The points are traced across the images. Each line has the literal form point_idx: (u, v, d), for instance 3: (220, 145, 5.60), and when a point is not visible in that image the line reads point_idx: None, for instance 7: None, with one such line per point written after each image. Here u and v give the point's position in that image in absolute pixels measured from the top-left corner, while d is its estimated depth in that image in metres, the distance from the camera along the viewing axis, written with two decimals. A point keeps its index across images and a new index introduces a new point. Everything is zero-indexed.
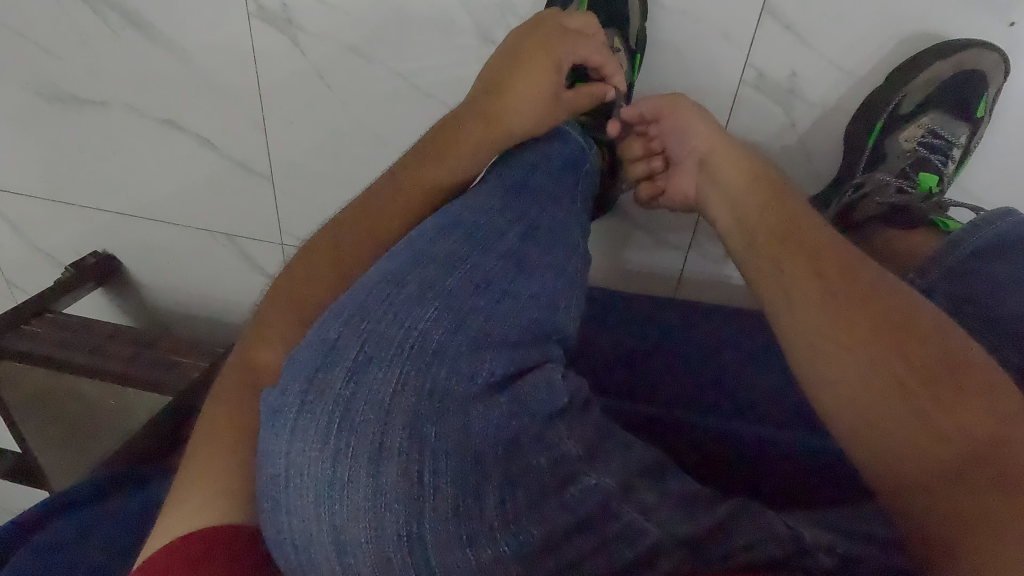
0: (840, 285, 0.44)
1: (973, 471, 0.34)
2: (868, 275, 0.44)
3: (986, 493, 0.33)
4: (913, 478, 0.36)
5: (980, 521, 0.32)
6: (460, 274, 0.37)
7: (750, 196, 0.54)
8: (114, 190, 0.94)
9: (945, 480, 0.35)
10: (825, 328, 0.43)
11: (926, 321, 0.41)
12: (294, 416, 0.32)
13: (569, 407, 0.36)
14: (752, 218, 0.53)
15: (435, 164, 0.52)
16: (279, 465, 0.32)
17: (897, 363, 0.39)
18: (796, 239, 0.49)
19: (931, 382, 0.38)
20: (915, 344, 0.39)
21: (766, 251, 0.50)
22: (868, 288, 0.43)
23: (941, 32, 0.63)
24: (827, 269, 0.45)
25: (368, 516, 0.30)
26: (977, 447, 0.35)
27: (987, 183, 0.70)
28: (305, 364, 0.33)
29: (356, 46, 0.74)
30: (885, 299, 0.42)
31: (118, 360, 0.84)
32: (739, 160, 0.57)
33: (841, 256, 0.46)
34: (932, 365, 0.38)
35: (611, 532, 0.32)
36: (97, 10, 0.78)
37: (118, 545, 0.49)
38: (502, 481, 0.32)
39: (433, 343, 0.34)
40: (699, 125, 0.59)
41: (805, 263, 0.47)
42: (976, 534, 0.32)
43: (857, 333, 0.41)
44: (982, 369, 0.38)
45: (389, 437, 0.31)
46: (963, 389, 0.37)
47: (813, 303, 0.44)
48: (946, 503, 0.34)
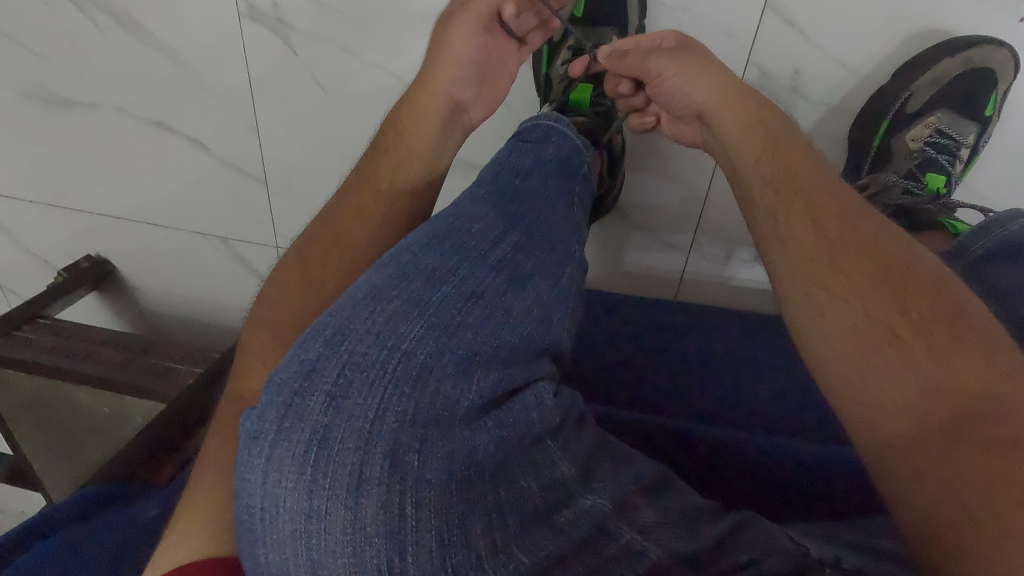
0: (836, 234, 0.44)
1: (964, 431, 0.34)
2: (873, 231, 0.44)
3: (976, 450, 0.33)
4: (898, 426, 0.36)
5: (969, 480, 0.32)
6: (449, 288, 0.36)
7: (758, 152, 0.51)
8: (106, 193, 0.93)
9: (931, 430, 0.35)
10: (819, 275, 0.43)
11: (926, 274, 0.41)
12: (270, 443, 0.30)
13: (561, 427, 0.35)
14: (757, 175, 0.50)
15: (396, 164, 0.55)
16: (254, 495, 0.31)
17: (891, 312, 0.39)
18: (803, 192, 0.47)
19: (926, 332, 0.38)
20: (912, 296, 0.39)
21: (768, 210, 0.48)
22: (868, 236, 0.43)
23: (950, 29, 0.61)
24: (825, 217, 0.45)
25: (347, 550, 0.29)
26: (969, 398, 0.35)
27: (997, 184, 0.68)
28: (283, 387, 0.32)
29: (349, 45, 0.73)
30: (885, 250, 0.42)
31: (110, 366, 0.82)
32: (745, 108, 0.52)
33: (842, 204, 0.46)
34: (928, 316, 0.38)
35: (607, 555, 0.32)
36: (85, 11, 0.77)
37: (107, 561, 0.46)
38: (488, 506, 0.31)
39: (416, 363, 0.33)
40: (700, 82, 0.54)
41: (809, 214, 0.46)
42: (962, 489, 0.32)
43: (851, 282, 0.41)
44: (982, 325, 0.38)
45: (369, 466, 0.30)
46: (958, 342, 0.37)
47: (808, 252, 0.44)
48: (929, 452, 0.34)
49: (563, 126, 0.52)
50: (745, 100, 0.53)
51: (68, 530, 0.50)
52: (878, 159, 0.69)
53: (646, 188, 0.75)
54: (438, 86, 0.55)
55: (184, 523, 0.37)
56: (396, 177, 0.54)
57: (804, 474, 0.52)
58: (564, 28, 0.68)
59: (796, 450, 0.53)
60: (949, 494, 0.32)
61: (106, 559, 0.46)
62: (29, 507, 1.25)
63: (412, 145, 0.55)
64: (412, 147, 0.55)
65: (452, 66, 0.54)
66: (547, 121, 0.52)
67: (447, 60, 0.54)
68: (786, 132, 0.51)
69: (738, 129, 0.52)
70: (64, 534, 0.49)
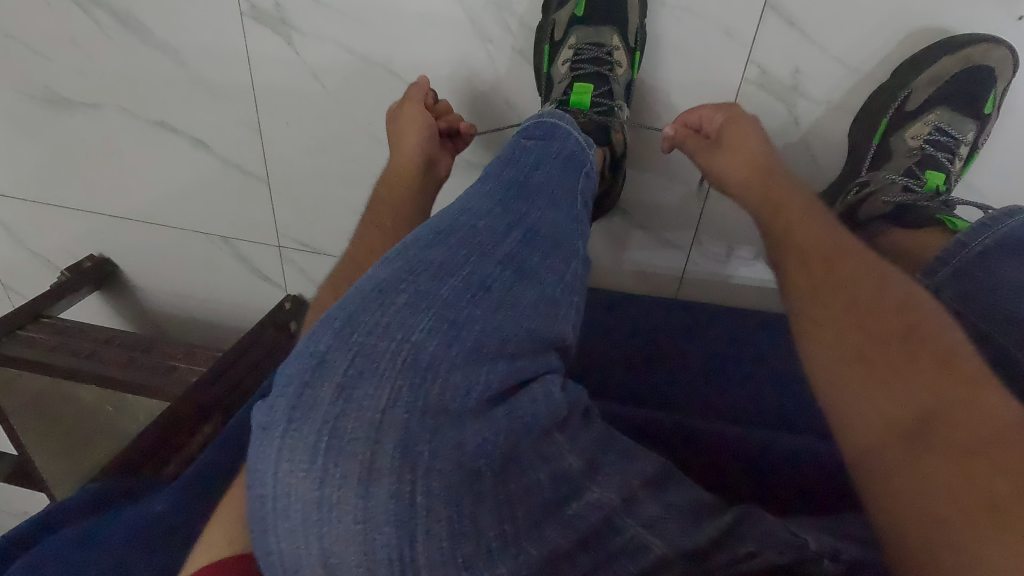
0: (819, 274, 0.46)
1: (922, 436, 0.34)
2: (852, 261, 0.46)
3: (938, 455, 0.33)
4: (867, 436, 0.37)
5: (924, 480, 0.33)
6: (456, 282, 0.36)
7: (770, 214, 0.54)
8: (109, 194, 0.93)
9: (895, 437, 0.35)
10: (805, 308, 0.45)
11: (894, 299, 0.42)
12: (281, 434, 0.31)
13: (569, 419, 0.36)
14: (768, 228, 0.53)
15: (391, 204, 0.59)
16: (267, 485, 0.31)
17: (857, 334, 0.41)
18: (800, 237, 0.50)
19: (891, 349, 0.39)
20: (877, 319, 0.41)
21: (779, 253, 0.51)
22: (846, 271, 0.45)
23: (949, 27, 0.62)
24: (811, 259, 0.48)
25: (359, 539, 0.30)
26: (930, 404, 0.35)
27: (995, 180, 0.69)
28: (293, 378, 0.32)
29: (352, 46, 0.73)
30: (858, 281, 0.44)
31: (115, 364, 0.83)
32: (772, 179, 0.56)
33: (832, 246, 0.48)
34: (892, 336, 0.40)
35: (613, 549, 0.33)
36: (88, 12, 0.77)
37: (118, 556, 0.47)
38: (497, 497, 0.31)
39: (425, 357, 0.33)
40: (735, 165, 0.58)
41: (800, 252, 0.49)
42: (927, 492, 0.32)
43: (829, 311, 0.43)
44: (947, 342, 0.39)
45: (379, 456, 0.30)
46: (921, 357, 0.38)
47: (798, 290, 0.46)
48: (893, 457, 0.35)
49: (565, 123, 0.53)
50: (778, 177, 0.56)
51: (78, 525, 0.51)
52: (877, 158, 0.68)
53: (647, 186, 0.76)
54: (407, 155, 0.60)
55: (209, 527, 0.37)
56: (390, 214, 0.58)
57: (806, 470, 0.52)
58: (563, 29, 0.70)
59: (798, 446, 0.53)
60: (916, 496, 0.33)
61: (116, 554, 0.47)
62: (32, 507, 1.25)
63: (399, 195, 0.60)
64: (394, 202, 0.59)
65: (415, 134, 0.60)
66: (548, 119, 0.52)
67: (409, 131, 0.60)
68: (792, 192, 0.55)
69: None
70: (75, 529, 0.50)
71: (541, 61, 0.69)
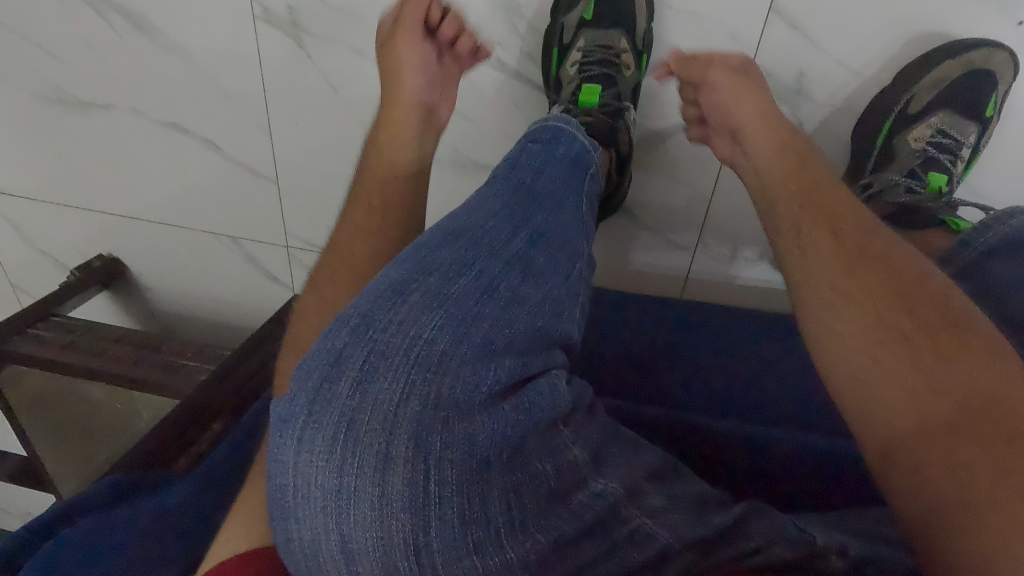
0: (851, 246, 0.45)
1: (968, 427, 0.35)
2: (884, 240, 0.45)
3: (981, 448, 0.34)
4: (904, 422, 0.37)
5: (971, 473, 0.33)
6: (466, 280, 0.37)
7: (779, 164, 0.53)
8: (119, 194, 0.94)
9: (941, 424, 0.36)
10: (836, 280, 0.44)
11: (934, 286, 0.42)
12: (301, 426, 0.32)
13: (573, 412, 0.36)
14: (785, 185, 0.52)
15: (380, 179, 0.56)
16: (287, 474, 0.32)
17: (902, 316, 0.41)
18: (823, 203, 0.49)
19: (933, 336, 0.39)
20: (921, 304, 0.41)
21: (784, 212, 0.50)
22: (881, 249, 0.45)
23: (950, 31, 0.63)
24: (842, 229, 0.47)
25: (376, 525, 0.31)
26: (972, 397, 0.36)
27: (997, 183, 0.69)
28: (311, 373, 0.33)
29: (361, 48, 0.74)
30: (893, 262, 0.44)
31: (124, 362, 0.83)
32: (774, 128, 0.55)
33: (862, 221, 0.47)
34: (933, 323, 0.40)
35: (620, 537, 0.33)
36: (102, 14, 0.78)
37: (133, 548, 0.47)
38: (505, 487, 0.32)
39: (437, 352, 0.34)
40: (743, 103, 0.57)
41: (827, 219, 0.48)
42: (974, 482, 0.33)
43: (864, 286, 0.43)
44: (984, 335, 0.39)
45: (394, 446, 0.31)
46: (964, 346, 0.38)
47: (828, 257, 0.45)
48: (933, 446, 0.35)
49: (570, 123, 0.53)
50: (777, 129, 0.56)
51: (92, 518, 0.51)
52: (880, 161, 0.70)
53: (652, 188, 0.77)
54: (404, 96, 0.58)
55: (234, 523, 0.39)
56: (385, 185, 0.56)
57: (810, 468, 0.52)
58: (573, 33, 0.71)
59: (800, 443, 0.54)
60: (955, 485, 0.33)
61: (132, 546, 0.47)
62: (37, 506, 1.26)
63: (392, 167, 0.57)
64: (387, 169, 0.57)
65: (413, 72, 0.58)
66: (554, 121, 0.53)
67: (406, 72, 0.58)
68: (811, 160, 0.53)
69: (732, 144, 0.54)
70: (88, 522, 0.50)
71: (551, 63, 0.70)
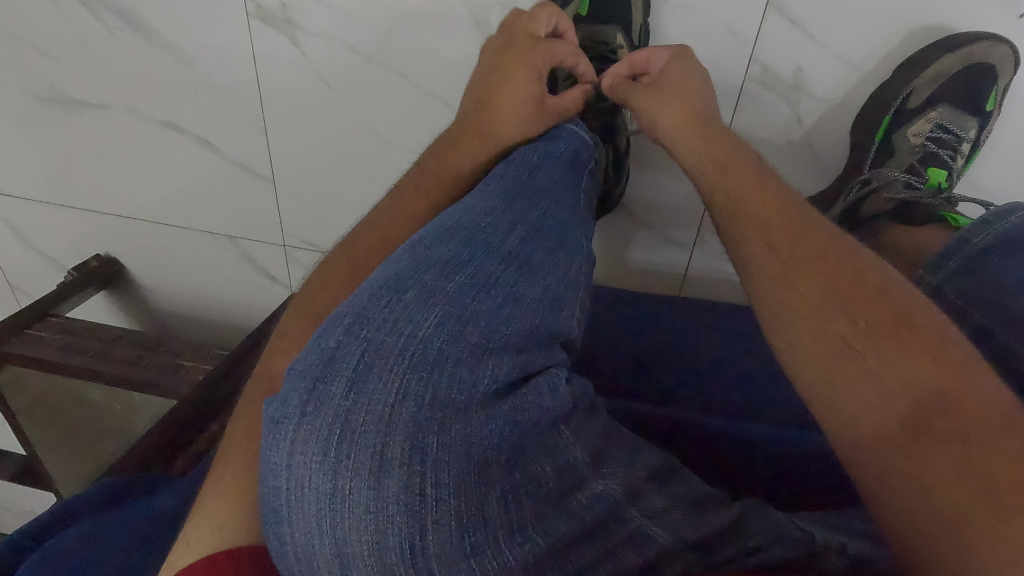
0: (789, 253, 0.45)
1: (922, 431, 0.35)
2: (823, 237, 0.45)
3: (935, 447, 0.34)
4: (863, 432, 0.37)
5: (928, 478, 0.33)
6: (463, 277, 0.37)
7: (701, 162, 0.55)
8: (115, 193, 0.94)
9: (891, 437, 0.35)
10: (783, 291, 0.44)
11: (875, 280, 0.42)
12: (294, 428, 0.31)
13: (573, 412, 0.36)
14: (718, 195, 0.52)
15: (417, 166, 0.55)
16: (281, 477, 0.31)
17: (843, 321, 0.40)
18: (754, 200, 0.49)
19: (878, 338, 0.39)
20: (866, 303, 0.40)
21: (722, 210, 0.51)
22: (818, 249, 0.45)
23: (951, 24, 0.62)
24: (776, 236, 0.47)
25: (370, 529, 0.30)
26: (924, 398, 0.35)
27: (998, 178, 0.69)
28: (304, 374, 0.33)
29: (357, 45, 0.74)
30: (834, 260, 0.43)
31: (121, 363, 0.83)
32: (705, 125, 0.56)
33: (801, 218, 0.47)
34: (877, 320, 0.39)
35: (618, 538, 0.33)
36: (95, 13, 0.78)
37: (128, 552, 0.47)
38: (505, 488, 0.32)
39: (433, 350, 0.33)
40: (669, 107, 0.57)
41: (757, 223, 0.48)
42: (926, 487, 0.33)
43: (808, 294, 0.42)
44: (929, 325, 0.39)
45: (390, 448, 0.31)
46: (910, 342, 0.38)
47: (770, 271, 0.45)
48: (891, 455, 0.35)
49: (574, 125, 0.55)
50: (713, 125, 0.56)
51: (87, 522, 0.51)
52: (880, 157, 0.69)
53: (650, 183, 0.76)
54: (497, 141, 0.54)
55: (203, 507, 0.38)
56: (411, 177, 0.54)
57: (801, 463, 0.52)
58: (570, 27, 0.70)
59: (803, 440, 0.54)
60: (920, 495, 0.33)
61: (132, 548, 0.47)
62: (39, 506, 1.26)
63: (447, 168, 0.53)
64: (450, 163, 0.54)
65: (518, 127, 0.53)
66: (566, 125, 0.54)
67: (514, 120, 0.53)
68: (735, 156, 0.53)
69: (702, 149, 0.55)
70: (84, 526, 0.50)
71: None
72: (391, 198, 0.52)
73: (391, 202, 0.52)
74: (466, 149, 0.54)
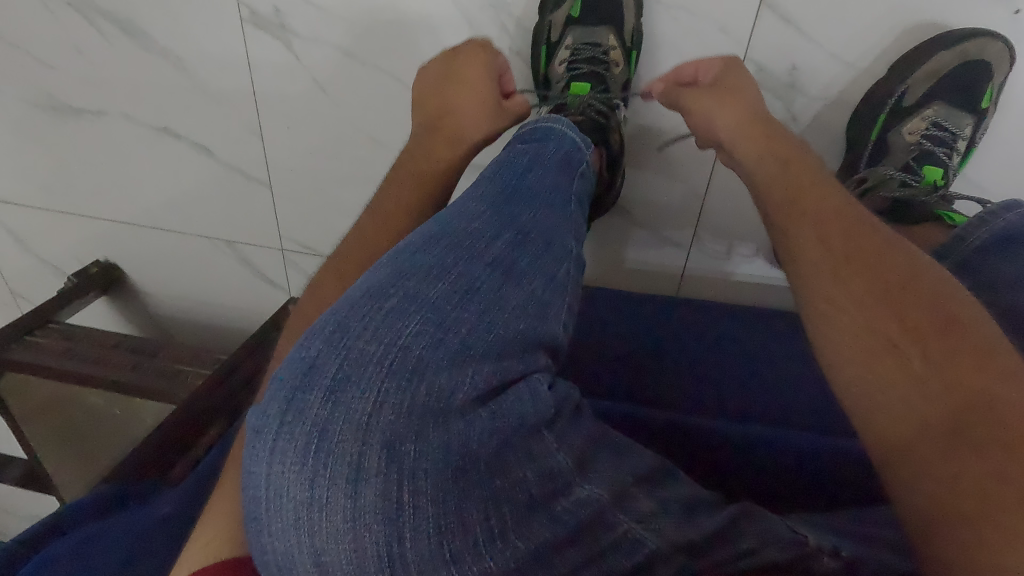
0: (841, 254, 0.45)
1: (963, 434, 0.34)
2: (876, 238, 0.45)
3: (973, 452, 0.33)
4: (903, 434, 0.36)
5: (967, 482, 0.32)
6: (446, 284, 0.37)
7: (760, 164, 0.55)
8: (114, 199, 0.94)
9: (931, 438, 0.35)
10: (831, 292, 0.44)
11: (926, 283, 0.41)
12: (271, 438, 0.31)
13: (557, 417, 0.35)
14: (773, 190, 0.52)
15: (401, 177, 0.55)
16: (260, 487, 0.32)
17: (892, 322, 0.40)
18: (806, 202, 0.49)
19: (923, 340, 0.38)
20: (913, 305, 0.40)
21: (776, 212, 0.51)
22: (872, 251, 0.44)
23: (945, 21, 0.62)
24: (830, 236, 0.46)
25: (349, 537, 0.30)
26: (963, 401, 0.35)
27: (997, 175, 0.68)
28: (282, 384, 0.33)
29: (351, 50, 0.74)
30: (883, 262, 0.43)
31: (120, 369, 0.83)
32: (766, 127, 0.57)
33: (854, 221, 0.47)
34: (924, 322, 0.39)
35: (607, 543, 0.33)
36: (90, 21, 0.78)
37: (121, 559, 0.47)
38: (485, 494, 0.31)
39: (413, 357, 0.33)
40: (725, 109, 0.58)
41: (815, 222, 0.48)
42: (962, 487, 0.32)
43: (854, 296, 0.42)
44: (981, 329, 0.38)
45: (366, 456, 0.31)
46: (954, 347, 0.37)
47: (821, 268, 0.45)
48: (930, 458, 0.35)
49: (556, 123, 0.52)
50: (767, 129, 0.57)
51: (82, 531, 0.51)
52: (872, 157, 0.69)
53: (646, 184, 0.76)
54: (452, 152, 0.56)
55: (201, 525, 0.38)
56: (395, 187, 0.54)
57: (795, 463, 0.52)
58: (561, 30, 0.71)
59: (797, 442, 0.53)
60: (957, 495, 0.32)
61: (128, 553, 0.48)
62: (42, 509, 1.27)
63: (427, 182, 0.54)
64: (426, 178, 0.54)
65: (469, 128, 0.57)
66: (548, 122, 0.52)
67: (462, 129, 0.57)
68: (798, 157, 0.54)
69: (758, 155, 0.55)
70: (79, 534, 0.50)
71: (540, 62, 0.71)
72: (383, 210, 0.52)
73: (380, 213, 0.52)
74: (440, 162, 0.55)
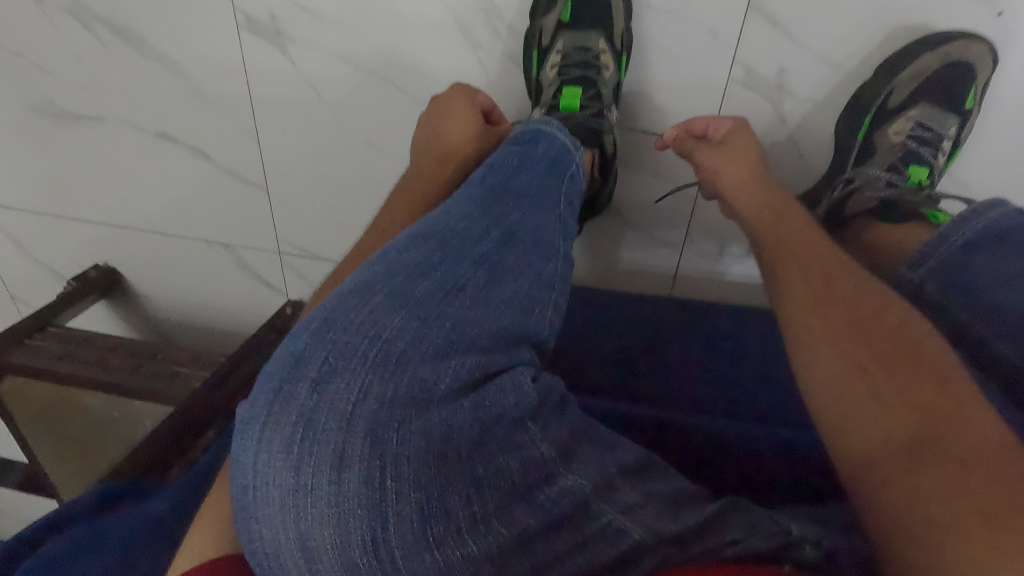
0: (820, 287, 0.47)
1: (928, 443, 0.35)
2: (852, 275, 0.48)
3: (936, 457, 0.34)
4: (872, 439, 0.37)
5: (932, 483, 0.33)
6: (430, 282, 0.38)
7: (758, 214, 0.57)
8: (112, 204, 0.95)
9: (897, 446, 0.36)
10: (809, 318, 0.45)
11: (894, 317, 0.43)
12: (260, 426, 0.33)
13: (539, 408, 0.36)
14: (765, 241, 0.55)
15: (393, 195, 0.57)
16: (249, 474, 0.33)
17: (858, 346, 0.42)
18: (792, 246, 0.52)
19: (885, 359, 0.41)
20: (878, 334, 0.42)
21: (767, 256, 0.54)
22: (846, 287, 0.46)
23: (929, 24, 0.63)
24: (813, 272, 0.49)
25: (332, 522, 0.31)
26: (927, 416, 0.37)
27: (983, 175, 0.69)
28: (271, 375, 0.35)
29: (346, 55, 0.75)
30: (857, 295, 0.45)
31: (118, 371, 0.83)
32: (761, 182, 0.59)
33: (832, 262, 0.49)
34: (890, 347, 0.41)
35: (591, 530, 0.33)
36: (89, 27, 0.79)
37: (113, 557, 0.47)
38: (465, 483, 0.32)
39: (395, 352, 0.35)
40: (728, 165, 0.60)
41: (800, 263, 0.50)
42: (919, 480, 0.34)
43: (829, 322, 0.44)
44: (940, 356, 0.40)
45: (350, 445, 0.32)
46: (919, 368, 0.39)
47: (798, 298, 0.47)
48: (901, 462, 0.35)
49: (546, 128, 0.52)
50: (762, 180, 0.59)
51: (78, 530, 0.51)
52: (858, 157, 0.69)
53: (637, 186, 0.77)
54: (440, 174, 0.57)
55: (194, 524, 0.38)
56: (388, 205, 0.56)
57: (782, 459, 0.53)
58: (551, 34, 0.71)
59: (785, 439, 0.54)
60: (919, 489, 0.33)
61: (121, 552, 0.48)
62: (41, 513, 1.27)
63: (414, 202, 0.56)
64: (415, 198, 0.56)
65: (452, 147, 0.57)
66: (543, 127, 0.52)
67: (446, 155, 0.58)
68: (790, 210, 0.56)
69: (760, 214, 0.57)
70: (74, 534, 0.51)
71: (530, 65, 0.71)
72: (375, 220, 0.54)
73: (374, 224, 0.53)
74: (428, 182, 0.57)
